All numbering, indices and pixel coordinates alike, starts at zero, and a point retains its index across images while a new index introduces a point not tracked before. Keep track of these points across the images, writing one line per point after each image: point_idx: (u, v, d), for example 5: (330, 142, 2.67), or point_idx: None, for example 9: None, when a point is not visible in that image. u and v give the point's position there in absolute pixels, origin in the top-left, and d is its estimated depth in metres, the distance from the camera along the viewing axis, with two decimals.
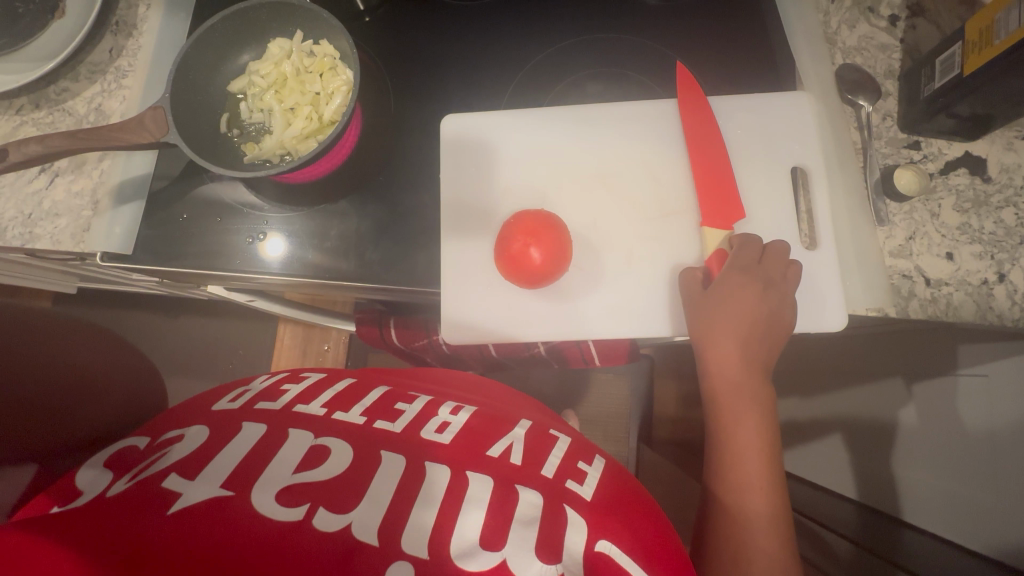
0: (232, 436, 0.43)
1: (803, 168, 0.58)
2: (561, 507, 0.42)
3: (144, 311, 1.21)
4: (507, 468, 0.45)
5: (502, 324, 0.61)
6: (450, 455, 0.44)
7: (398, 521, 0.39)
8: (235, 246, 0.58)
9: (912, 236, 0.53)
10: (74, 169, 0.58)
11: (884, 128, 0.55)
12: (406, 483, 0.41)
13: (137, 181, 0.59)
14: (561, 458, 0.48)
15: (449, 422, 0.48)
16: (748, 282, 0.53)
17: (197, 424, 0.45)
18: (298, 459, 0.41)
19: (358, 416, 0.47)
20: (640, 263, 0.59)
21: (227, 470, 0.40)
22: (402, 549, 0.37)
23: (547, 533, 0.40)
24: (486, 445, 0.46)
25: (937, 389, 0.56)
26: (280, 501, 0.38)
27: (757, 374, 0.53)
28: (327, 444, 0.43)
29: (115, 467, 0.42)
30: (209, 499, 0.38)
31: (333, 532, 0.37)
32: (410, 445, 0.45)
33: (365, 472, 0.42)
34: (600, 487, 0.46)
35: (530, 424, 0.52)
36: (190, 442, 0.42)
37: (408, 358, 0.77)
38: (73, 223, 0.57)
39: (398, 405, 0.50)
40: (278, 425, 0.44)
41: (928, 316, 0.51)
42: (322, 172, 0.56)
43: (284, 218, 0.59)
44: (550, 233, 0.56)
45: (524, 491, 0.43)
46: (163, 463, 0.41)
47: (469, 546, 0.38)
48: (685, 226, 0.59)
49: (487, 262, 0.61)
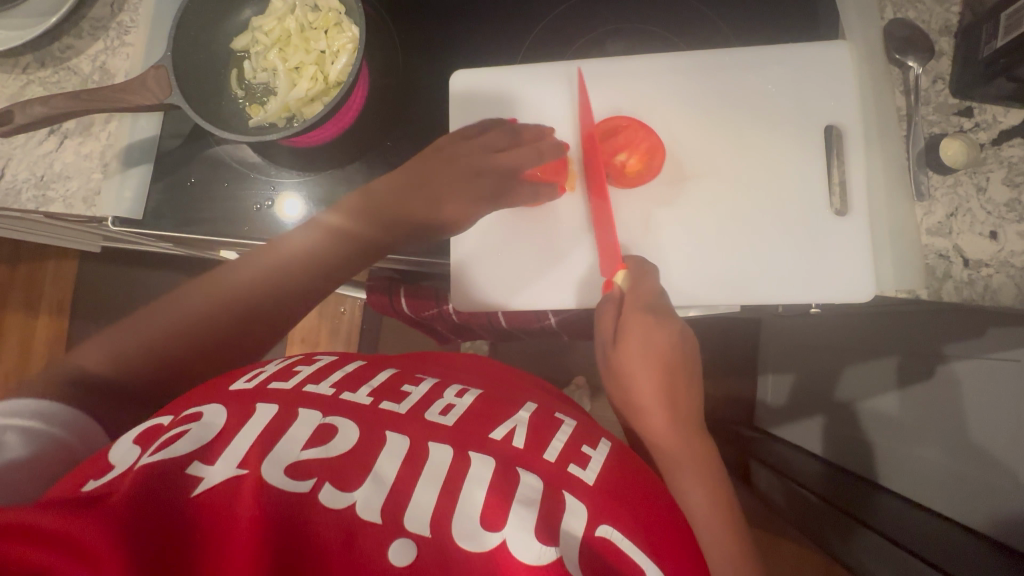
0: (248, 418, 0.36)
1: (839, 129, 0.53)
2: (561, 497, 0.35)
3: (168, 271, 1.25)
4: (509, 448, 0.37)
5: (529, 299, 0.58)
6: (458, 434, 0.37)
7: (399, 501, 0.33)
8: (244, 212, 0.57)
9: (954, 212, 0.47)
10: (81, 132, 0.56)
11: (933, 93, 0.49)
12: (405, 466, 0.35)
13: (145, 144, 0.58)
14: (565, 441, 0.40)
15: (455, 404, 0.40)
16: (652, 325, 0.48)
17: (216, 400, 0.38)
18: (307, 435, 0.35)
19: (365, 395, 0.39)
20: (658, 230, 0.53)
21: (244, 448, 0.34)
22: (404, 525, 0.32)
23: (546, 513, 0.34)
24: (488, 426, 0.38)
25: (964, 365, 0.59)
26: (291, 474, 0.33)
27: (674, 392, 0.48)
28: (335, 422, 0.36)
29: (136, 440, 0.35)
30: (230, 478, 0.32)
31: (339, 510, 0.32)
32: (418, 429, 0.37)
33: (370, 450, 0.35)
34: (606, 469, 0.38)
35: (536, 406, 0.44)
36: (212, 423, 0.35)
37: (418, 325, 0.74)
38: (83, 187, 0.56)
39: (404, 386, 0.41)
40: (288, 405, 0.37)
41: (963, 300, 0.46)
42: (329, 136, 0.54)
43: (295, 184, 0.57)
44: (643, 139, 0.52)
45: (526, 474, 0.36)
46: (184, 436, 0.34)
47: (472, 528, 0.33)
48: (701, 194, 0.53)
49: (512, 224, 0.58)
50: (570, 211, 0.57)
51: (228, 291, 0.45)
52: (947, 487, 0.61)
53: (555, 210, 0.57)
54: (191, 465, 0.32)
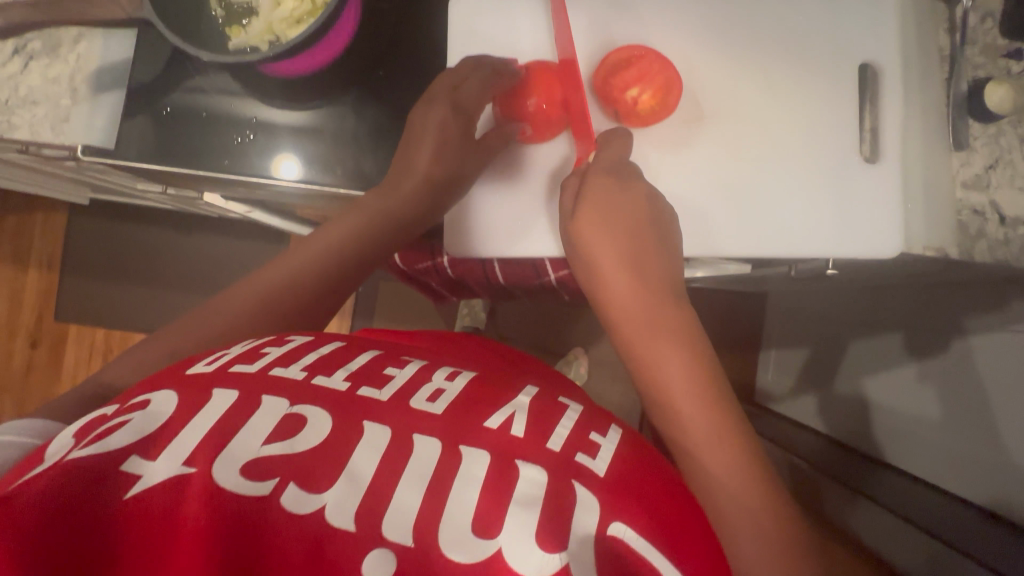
0: (199, 407, 0.32)
1: (874, 66, 0.47)
2: (570, 488, 0.31)
3: (164, 227, 1.24)
4: (505, 438, 0.33)
5: (528, 246, 0.53)
6: (448, 423, 0.33)
7: (380, 499, 0.29)
8: (219, 145, 0.52)
9: (994, 164, 0.43)
10: (49, 52, 0.53)
11: (981, 32, 0.44)
12: (386, 463, 0.31)
13: (116, 68, 0.53)
14: (572, 429, 0.35)
15: (444, 390, 0.36)
16: (615, 202, 0.43)
17: (168, 385, 0.34)
18: (270, 428, 0.31)
19: (340, 380, 0.35)
20: (668, 174, 0.49)
21: (191, 443, 0.30)
22: (382, 535, 0.29)
23: (553, 513, 0.30)
24: (483, 415, 0.34)
25: (989, 338, 0.57)
26: (246, 476, 0.29)
27: (660, 314, 0.41)
28: (302, 412, 0.32)
29: (75, 432, 0.32)
30: (172, 479, 0.29)
31: (302, 516, 0.29)
32: (399, 418, 0.33)
33: (341, 444, 0.31)
34: (619, 462, 0.34)
35: (536, 392, 0.40)
36: (158, 411, 0.32)
37: (411, 281, 0.72)
38: (51, 113, 0.52)
39: (386, 368, 0.37)
40: (251, 391, 0.33)
41: (998, 261, 0.42)
42: (312, 69, 0.49)
43: (275, 116, 0.53)
44: (658, 71, 0.46)
45: (527, 469, 0.31)
46: (123, 427, 0.30)
47: (462, 536, 0.29)
48: (721, 136, 0.48)
49: (514, 163, 0.52)
50: (551, 154, 0.52)
51: (260, 295, 0.43)
52: None
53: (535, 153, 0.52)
54: (129, 462, 0.29)
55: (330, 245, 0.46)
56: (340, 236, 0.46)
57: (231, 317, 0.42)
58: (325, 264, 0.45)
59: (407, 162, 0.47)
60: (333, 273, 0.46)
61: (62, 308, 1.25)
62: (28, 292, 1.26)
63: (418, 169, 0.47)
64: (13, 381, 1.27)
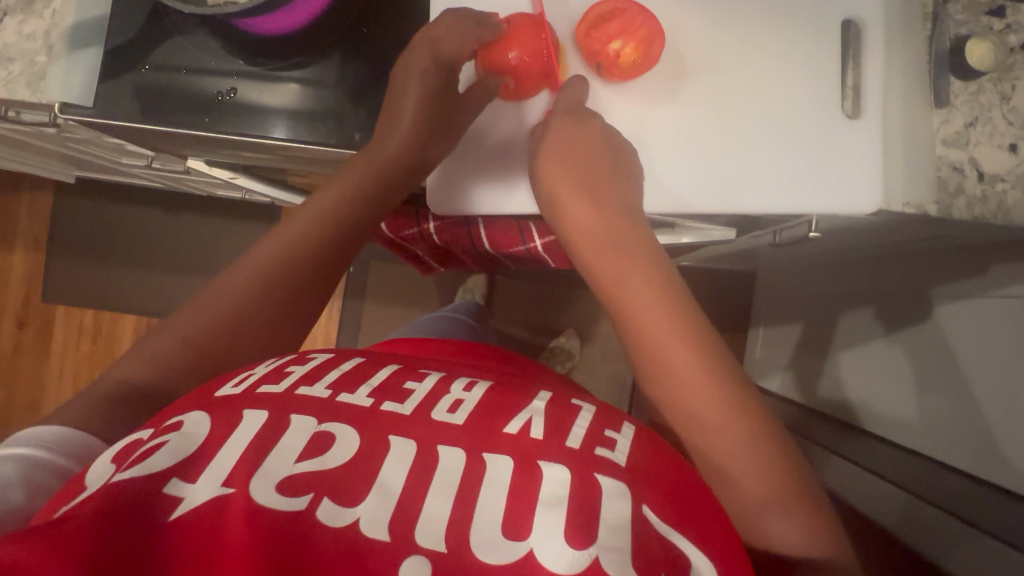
0: (234, 429, 0.32)
1: (857, 21, 0.47)
2: (592, 481, 0.31)
3: (151, 208, 1.23)
4: (525, 442, 0.32)
5: (515, 202, 0.53)
6: (470, 434, 0.33)
7: (410, 510, 0.29)
8: (200, 103, 0.51)
9: (973, 122, 0.43)
10: (24, 8, 0.51)
11: None
12: (415, 473, 0.31)
13: (94, 24, 0.53)
14: (587, 426, 0.34)
15: (464, 399, 0.35)
16: (589, 191, 0.41)
17: (199, 406, 0.34)
18: (303, 445, 0.31)
19: (363, 396, 0.34)
20: (652, 128, 0.49)
21: (229, 463, 0.31)
22: (416, 542, 0.29)
23: (578, 510, 0.30)
24: (502, 420, 0.34)
25: (965, 305, 0.57)
26: (284, 492, 0.30)
27: (636, 294, 0.38)
28: (332, 431, 0.32)
29: (115, 456, 0.32)
30: (214, 499, 0.29)
31: (340, 529, 0.29)
32: (423, 432, 0.33)
33: (372, 457, 0.31)
34: (635, 452, 0.33)
35: (550, 394, 0.38)
36: (194, 432, 0.32)
37: (398, 248, 0.71)
38: (27, 69, 0.51)
39: (406, 382, 0.36)
40: (280, 411, 0.33)
41: (976, 218, 0.42)
42: (292, 26, 0.50)
43: (255, 74, 0.52)
44: (640, 23, 0.46)
45: (546, 467, 0.31)
46: (160, 449, 0.31)
47: (491, 538, 0.29)
48: (705, 97, 0.48)
49: (497, 120, 0.52)
50: (534, 113, 0.52)
51: (261, 272, 0.43)
52: (945, 435, 0.60)
53: (519, 111, 0.52)
54: (170, 484, 0.29)
55: (321, 212, 0.45)
56: (329, 200, 0.46)
57: (236, 296, 0.43)
58: (319, 236, 0.45)
59: (390, 119, 0.47)
60: (325, 240, 0.45)
61: (52, 292, 1.24)
62: (15, 277, 1.25)
63: (402, 130, 0.46)
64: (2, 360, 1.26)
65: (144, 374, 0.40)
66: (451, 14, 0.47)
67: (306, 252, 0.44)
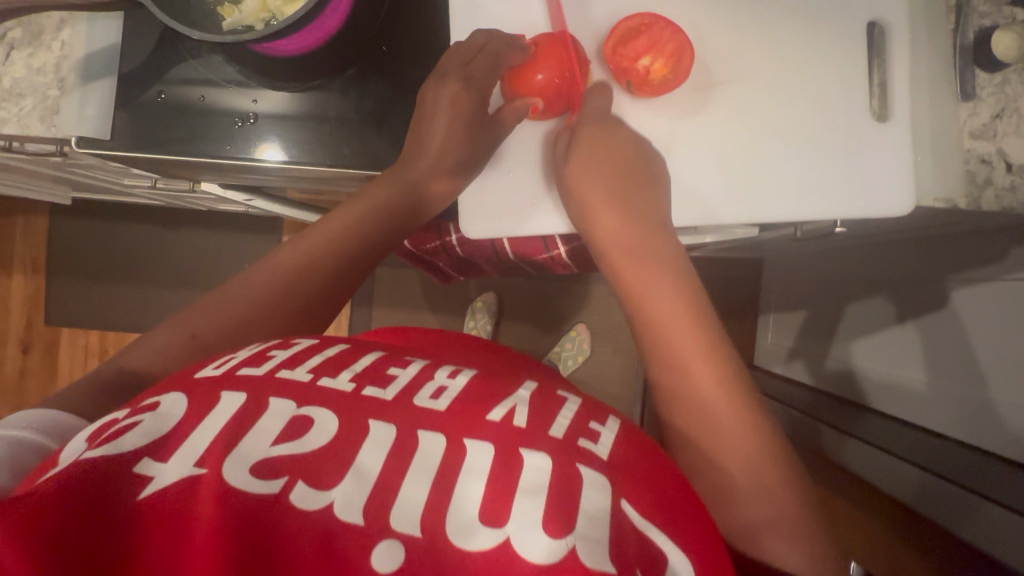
0: (207, 412, 0.31)
1: (880, 24, 0.47)
2: (574, 471, 0.31)
3: (150, 223, 1.21)
4: (508, 429, 0.32)
5: (540, 220, 0.52)
6: (452, 417, 0.32)
7: (387, 494, 0.29)
8: (221, 130, 0.51)
9: (1002, 112, 0.43)
10: (32, 41, 0.51)
11: None
12: (393, 457, 0.30)
13: (102, 56, 0.51)
14: (571, 418, 0.34)
15: (447, 386, 0.35)
16: (611, 184, 0.44)
17: (179, 387, 0.33)
18: (279, 428, 0.31)
19: (346, 380, 0.34)
20: (681, 141, 0.49)
21: (202, 445, 0.30)
22: (391, 526, 0.28)
23: (557, 496, 0.29)
24: (485, 407, 0.33)
25: (980, 290, 0.58)
26: (257, 473, 0.29)
27: (654, 278, 0.40)
28: (310, 414, 0.32)
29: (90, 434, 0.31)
30: (185, 479, 0.29)
31: (314, 512, 0.28)
32: (404, 415, 0.32)
33: (348, 442, 0.31)
34: (618, 449, 0.34)
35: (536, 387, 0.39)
36: (170, 413, 0.31)
37: (417, 262, 0.71)
38: (39, 105, 0.50)
39: (389, 368, 0.36)
40: (258, 393, 0.32)
41: (1004, 208, 0.43)
42: (312, 45, 0.47)
43: (276, 98, 0.51)
44: (669, 39, 0.47)
45: (529, 456, 0.31)
46: (134, 428, 0.30)
47: (468, 523, 0.29)
48: (730, 101, 0.48)
49: (523, 140, 0.52)
50: (558, 135, 0.52)
51: (279, 276, 0.43)
52: (961, 412, 0.62)
53: (546, 131, 0.52)
54: (140, 463, 0.29)
55: (345, 230, 0.45)
56: (356, 213, 0.45)
57: (251, 304, 0.42)
58: (340, 249, 0.45)
59: (419, 143, 0.47)
60: (347, 262, 0.45)
61: (53, 312, 1.22)
62: (16, 299, 1.23)
63: (432, 150, 0.47)
64: (6, 385, 1.25)
65: (152, 365, 0.40)
66: (481, 36, 0.49)
67: (326, 265, 0.44)
